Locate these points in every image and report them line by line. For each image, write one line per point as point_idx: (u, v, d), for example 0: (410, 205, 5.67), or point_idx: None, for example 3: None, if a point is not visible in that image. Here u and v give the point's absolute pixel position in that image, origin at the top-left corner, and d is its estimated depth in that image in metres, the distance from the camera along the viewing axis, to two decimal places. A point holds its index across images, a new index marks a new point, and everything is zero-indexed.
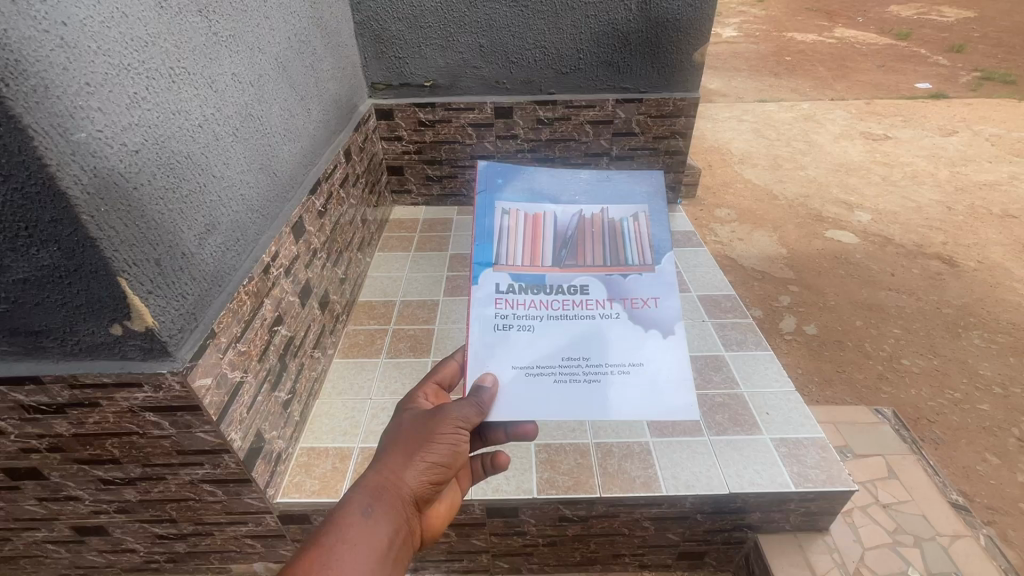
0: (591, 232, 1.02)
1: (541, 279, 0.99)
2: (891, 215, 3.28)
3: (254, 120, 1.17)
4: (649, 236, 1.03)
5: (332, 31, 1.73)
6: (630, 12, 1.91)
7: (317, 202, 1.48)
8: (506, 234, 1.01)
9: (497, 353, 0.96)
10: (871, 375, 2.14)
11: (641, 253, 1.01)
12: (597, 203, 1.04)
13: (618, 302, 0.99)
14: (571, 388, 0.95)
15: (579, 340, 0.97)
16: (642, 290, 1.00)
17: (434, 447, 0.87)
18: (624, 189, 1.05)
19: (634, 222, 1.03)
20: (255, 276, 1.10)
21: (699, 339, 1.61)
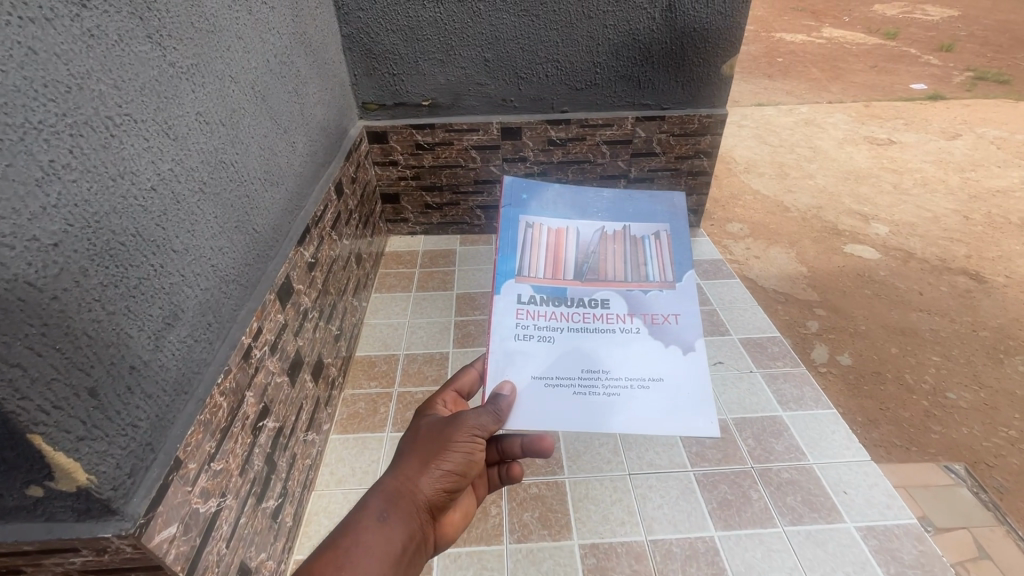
0: (613, 250, 0.91)
1: (561, 293, 0.88)
2: (909, 226, 3.14)
3: (228, 167, 0.95)
4: (675, 256, 0.91)
5: (318, 47, 1.50)
6: (654, 21, 1.70)
7: (306, 253, 1.25)
8: (527, 247, 0.90)
9: (513, 361, 0.84)
10: (918, 412, 1.97)
11: (663, 270, 0.90)
12: (619, 218, 0.93)
13: (642, 316, 0.86)
14: (587, 403, 0.82)
15: (601, 349, 0.85)
16: (666, 305, 0.88)
17: (449, 455, 0.82)
18: (649, 205, 0.95)
19: (657, 240, 0.92)
20: (232, 369, 0.87)
21: (750, 396, 1.41)
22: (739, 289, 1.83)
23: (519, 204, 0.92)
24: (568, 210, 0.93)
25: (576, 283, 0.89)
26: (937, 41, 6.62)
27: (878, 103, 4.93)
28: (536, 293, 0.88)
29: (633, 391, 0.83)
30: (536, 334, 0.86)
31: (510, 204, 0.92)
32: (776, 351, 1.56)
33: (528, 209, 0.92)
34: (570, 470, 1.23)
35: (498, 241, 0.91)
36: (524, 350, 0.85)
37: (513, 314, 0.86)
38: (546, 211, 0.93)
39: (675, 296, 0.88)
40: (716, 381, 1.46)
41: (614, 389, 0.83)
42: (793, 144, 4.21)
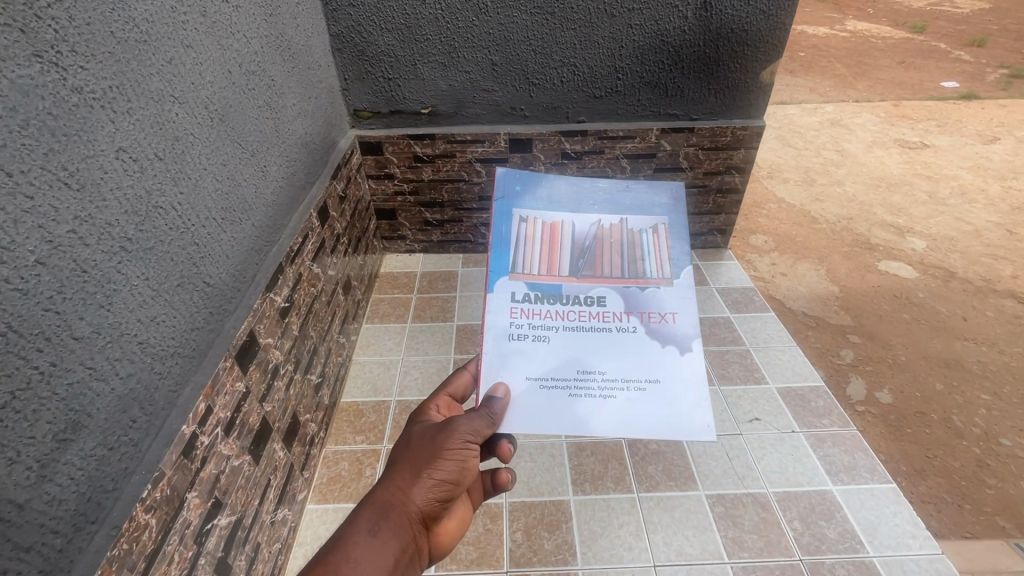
0: (611, 242, 0.86)
1: (557, 290, 0.83)
2: (948, 241, 2.90)
3: (170, 210, 0.76)
4: (673, 251, 0.87)
5: (299, 51, 1.30)
6: (686, 20, 1.49)
7: (278, 298, 1.07)
8: (521, 242, 0.86)
9: (508, 359, 0.80)
10: (969, 462, 1.77)
11: (660, 265, 0.86)
12: (616, 209, 0.89)
13: (640, 315, 0.82)
14: (581, 405, 0.79)
15: (597, 347, 0.82)
16: (664, 301, 0.83)
17: (442, 464, 0.78)
18: (647, 195, 0.90)
19: (655, 233, 0.88)
20: (162, 475, 0.69)
21: (794, 465, 1.21)
22: (774, 326, 1.63)
23: (512, 196, 0.88)
24: (563, 201, 0.89)
25: (572, 280, 0.84)
26: (968, 34, 6.18)
27: (909, 101, 4.55)
28: (531, 290, 0.83)
29: (629, 392, 0.79)
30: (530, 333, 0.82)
31: (504, 198, 0.88)
32: (821, 407, 1.36)
33: (523, 203, 0.88)
34: (585, 558, 1.05)
35: (491, 236, 0.86)
36: (519, 351, 0.81)
37: (506, 311, 0.82)
38: (541, 204, 0.89)
39: (675, 292, 0.84)
40: (753, 443, 1.27)
41: (610, 391, 0.79)
42: (819, 146, 3.88)
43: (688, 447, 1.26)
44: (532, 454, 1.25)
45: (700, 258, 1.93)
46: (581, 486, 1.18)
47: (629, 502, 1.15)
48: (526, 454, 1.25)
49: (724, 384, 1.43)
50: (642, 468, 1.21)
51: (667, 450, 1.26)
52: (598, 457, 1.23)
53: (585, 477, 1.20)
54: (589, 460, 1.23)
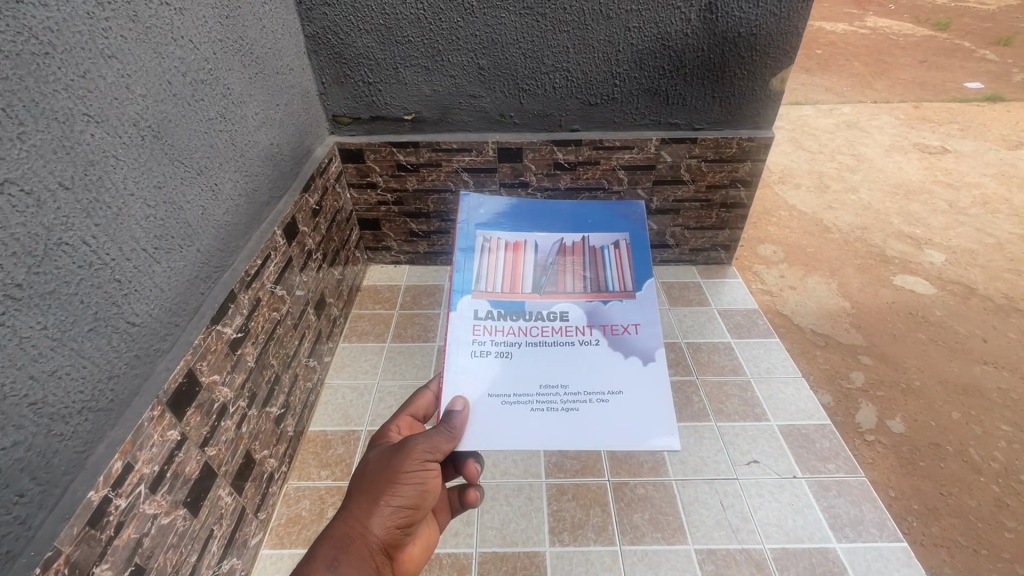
0: (571, 259, 0.88)
1: (519, 306, 0.84)
2: (968, 254, 2.73)
3: (81, 247, 0.68)
4: (635, 267, 0.87)
5: (265, 56, 1.20)
6: (689, 23, 1.36)
7: (229, 329, 0.97)
8: (484, 263, 0.87)
9: (470, 375, 0.79)
10: (985, 501, 1.64)
11: (621, 279, 0.87)
12: (576, 228, 0.91)
13: (602, 327, 0.83)
14: (544, 419, 0.78)
15: (561, 361, 0.81)
16: (626, 314, 0.84)
17: (399, 488, 0.77)
18: (606, 213, 0.92)
19: (615, 249, 0.89)
20: (55, 558, 0.61)
21: (794, 517, 1.11)
22: (778, 354, 1.52)
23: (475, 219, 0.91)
24: (525, 222, 0.92)
25: (534, 297, 0.85)
26: (995, 32, 5.86)
27: (931, 102, 4.31)
28: (493, 307, 0.84)
29: (591, 405, 0.79)
30: (493, 350, 0.81)
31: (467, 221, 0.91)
32: (826, 449, 1.25)
33: (485, 225, 0.90)
34: None
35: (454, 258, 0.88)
36: (481, 367, 0.80)
37: (468, 328, 0.82)
38: (504, 225, 0.91)
39: (636, 305, 0.84)
40: (750, 490, 1.16)
41: (572, 403, 0.79)
42: (835, 149, 3.68)
43: (678, 493, 1.16)
44: (508, 497, 1.15)
45: (702, 275, 1.82)
46: (559, 536, 1.08)
47: (610, 556, 1.05)
48: (502, 496, 1.15)
49: (721, 420, 1.31)
50: (627, 516, 1.11)
51: (656, 495, 1.15)
52: (579, 503, 1.14)
53: (564, 526, 1.10)
54: (569, 505, 1.14)
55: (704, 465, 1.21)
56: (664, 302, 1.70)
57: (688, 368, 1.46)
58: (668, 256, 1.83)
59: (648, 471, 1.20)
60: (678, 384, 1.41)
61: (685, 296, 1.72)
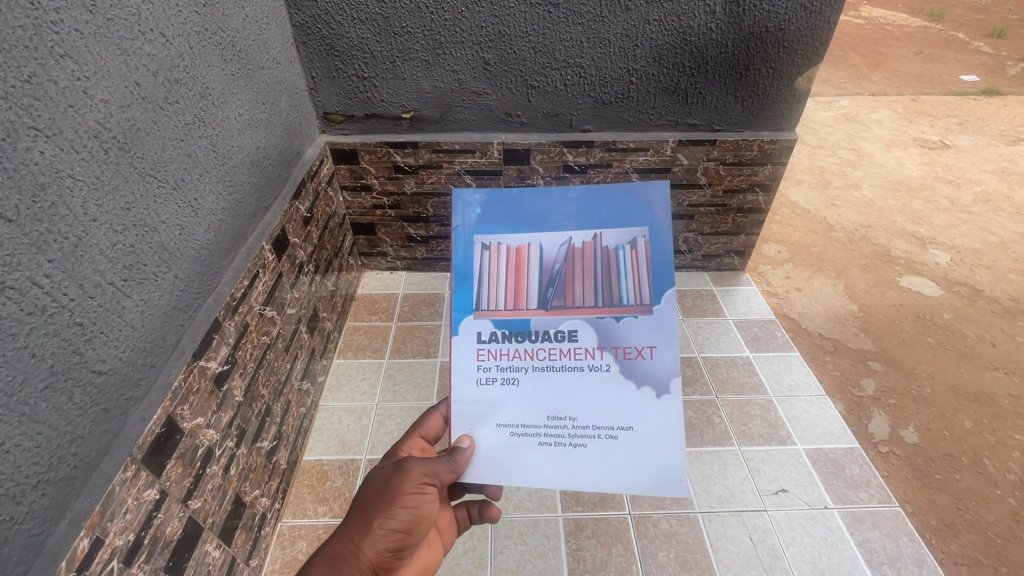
0: (582, 265, 0.68)
1: (523, 326, 0.69)
2: (973, 254, 2.41)
3: (31, 289, 0.56)
4: (657, 271, 0.67)
5: (248, 48, 1.07)
6: (714, 16, 1.26)
7: (213, 364, 0.86)
8: (483, 279, 0.69)
9: (475, 407, 0.69)
10: (1004, 515, 1.38)
11: (638, 287, 0.67)
12: (589, 220, 0.69)
13: (612, 350, 0.68)
14: (552, 457, 0.68)
15: (568, 386, 0.69)
16: (639, 333, 0.68)
17: (395, 509, 0.67)
18: (623, 199, 0.69)
19: (633, 248, 0.67)
20: None
21: (827, 552, 1.04)
22: (798, 368, 1.45)
23: (470, 218, 0.70)
24: (527, 217, 0.69)
25: (540, 312, 0.69)
26: (988, 23, 5.64)
27: (928, 95, 4.09)
28: (498, 328, 0.69)
29: (600, 442, 0.68)
30: (500, 377, 0.69)
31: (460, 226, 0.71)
32: (856, 477, 1.18)
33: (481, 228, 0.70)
34: None
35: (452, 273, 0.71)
36: (488, 398, 0.69)
37: (470, 352, 0.69)
38: (505, 223, 0.70)
39: (650, 322, 0.68)
40: (781, 523, 1.09)
41: (578, 440, 0.68)
42: (835, 145, 3.34)
43: (705, 526, 1.08)
44: (523, 534, 1.07)
45: (715, 282, 1.74)
46: None
47: None
48: (516, 534, 1.07)
49: (745, 444, 1.24)
50: (652, 554, 1.04)
51: (682, 531, 1.08)
52: (600, 539, 1.06)
53: (585, 567, 1.02)
54: (589, 543, 1.05)
55: (729, 495, 1.14)
56: (676, 312, 1.61)
57: (706, 386, 1.38)
58: (680, 262, 1.75)
59: (672, 503, 1.12)
60: (696, 404, 1.33)
61: (699, 306, 1.64)
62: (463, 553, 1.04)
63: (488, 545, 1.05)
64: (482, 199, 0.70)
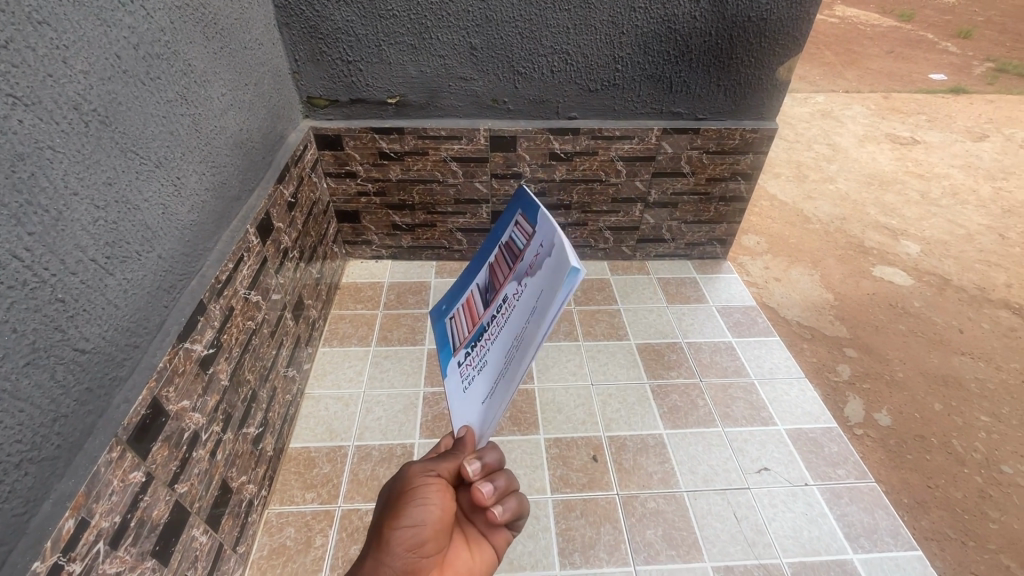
0: (499, 265, 0.72)
1: (480, 331, 0.70)
2: (941, 245, 2.49)
3: (11, 262, 0.55)
4: (529, 215, 0.68)
5: (230, 27, 1.04)
6: (698, 5, 1.28)
7: (199, 346, 0.85)
8: (454, 330, 0.78)
9: (466, 406, 0.67)
10: (971, 492, 1.43)
11: (523, 231, 0.68)
12: (496, 241, 0.77)
13: (520, 274, 0.64)
14: (507, 377, 0.58)
15: (510, 323, 0.62)
16: (532, 243, 0.64)
17: (406, 508, 0.62)
18: (505, 211, 0.76)
19: (518, 221, 0.71)
20: None
21: (807, 526, 1.08)
22: (778, 353, 1.49)
23: (438, 313, 0.86)
24: (467, 280, 0.83)
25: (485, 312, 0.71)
26: (955, 24, 5.81)
27: (899, 93, 4.20)
28: (467, 347, 0.73)
29: (522, 332, 0.57)
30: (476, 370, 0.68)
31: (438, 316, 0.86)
32: (834, 454, 1.22)
33: (446, 308, 0.84)
34: None
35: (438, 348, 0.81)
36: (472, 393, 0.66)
37: (457, 377, 0.71)
38: (457, 294, 0.84)
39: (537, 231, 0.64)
40: (763, 500, 1.12)
41: (513, 347, 0.59)
42: (811, 140, 3.41)
43: (691, 504, 1.11)
44: None
45: (698, 270, 1.77)
46: (570, 557, 1.02)
47: None
48: None
49: (728, 425, 1.27)
50: (640, 533, 1.06)
51: (669, 509, 1.10)
52: (589, 519, 1.07)
53: (575, 547, 1.03)
54: (579, 523, 1.07)
55: (714, 474, 1.16)
56: (661, 299, 1.64)
57: (690, 370, 1.40)
58: (664, 250, 1.77)
59: (658, 482, 1.14)
60: (681, 387, 1.36)
61: (682, 293, 1.66)
62: None
63: None
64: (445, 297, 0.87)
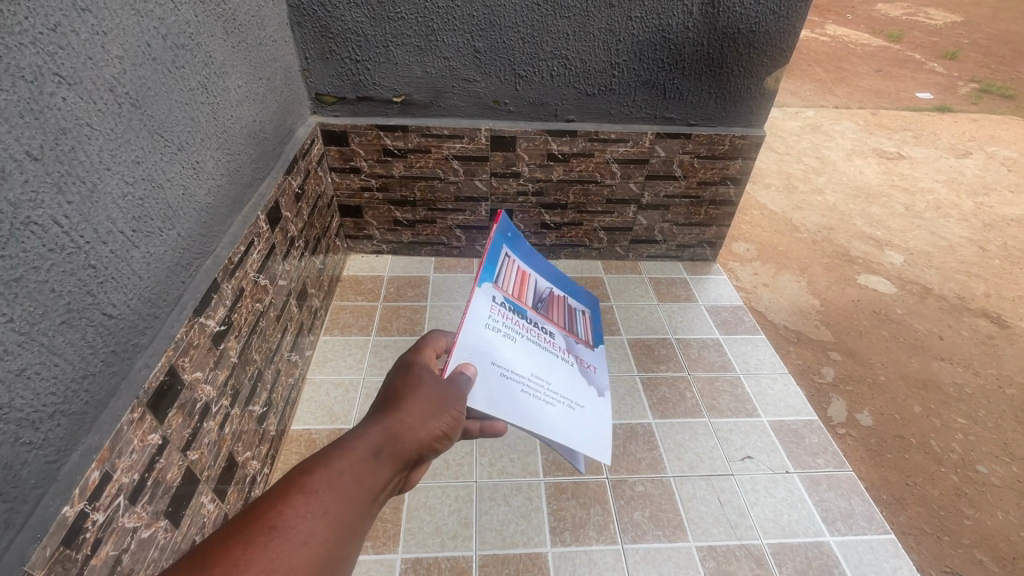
0: (556, 305, 0.98)
1: (522, 311, 0.87)
2: (924, 256, 2.56)
3: (51, 227, 0.59)
4: (596, 332, 1.03)
5: (247, 23, 1.10)
6: (691, 16, 1.35)
7: (212, 322, 0.89)
8: (502, 269, 0.88)
9: (483, 344, 0.75)
10: (948, 490, 1.46)
11: (587, 332, 1.01)
12: (562, 287, 1.03)
13: (574, 356, 0.92)
14: (532, 404, 0.76)
15: (548, 366, 0.84)
16: (588, 356, 0.96)
17: (450, 410, 0.64)
18: (578, 288, 1.08)
19: (584, 314, 1.04)
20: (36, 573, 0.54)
21: (787, 511, 1.13)
22: (764, 350, 1.54)
23: (501, 231, 0.91)
24: (532, 256, 0.98)
25: (533, 309, 0.90)
26: (942, 46, 5.98)
27: (887, 110, 4.31)
28: (505, 301, 0.84)
29: (563, 405, 0.81)
30: (501, 329, 0.80)
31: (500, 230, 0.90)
32: (815, 444, 1.28)
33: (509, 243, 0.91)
34: None
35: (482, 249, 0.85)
36: (490, 338, 0.77)
37: (488, 304, 0.80)
38: (517, 248, 0.94)
39: (593, 355, 0.98)
40: (745, 485, 1.17)
41: (552, 398, 0.80)
42: (801, 152, 3.49)
43: (676, 489, 1.15)
44: (506, 496, 1.12)
45: (688, 271, 1.83)
46: (560, 536, 1.06)
47: (612, 555, 1.04)
48: (500, 496, 1.12)
49: (714, 416, 1.32)
50: (628, 514, 1.10)
51: (656, 492, 1.15)
52: (579, 501, 1.12)
53: (565, 526, 1.07)
54: (569, 504, 1.11)
55: (699, 461, 1.21)
56: (652, 297, 1.69)
57: (679, 364, 1.46)
58: (656, 252, 1.83)
59: (645, 468, 1.19)
60: (670, 380, 1.41)
61: (673, 292, 1.72)
62: (449, 514, 1.09)
63: (473, 507, 1.10)
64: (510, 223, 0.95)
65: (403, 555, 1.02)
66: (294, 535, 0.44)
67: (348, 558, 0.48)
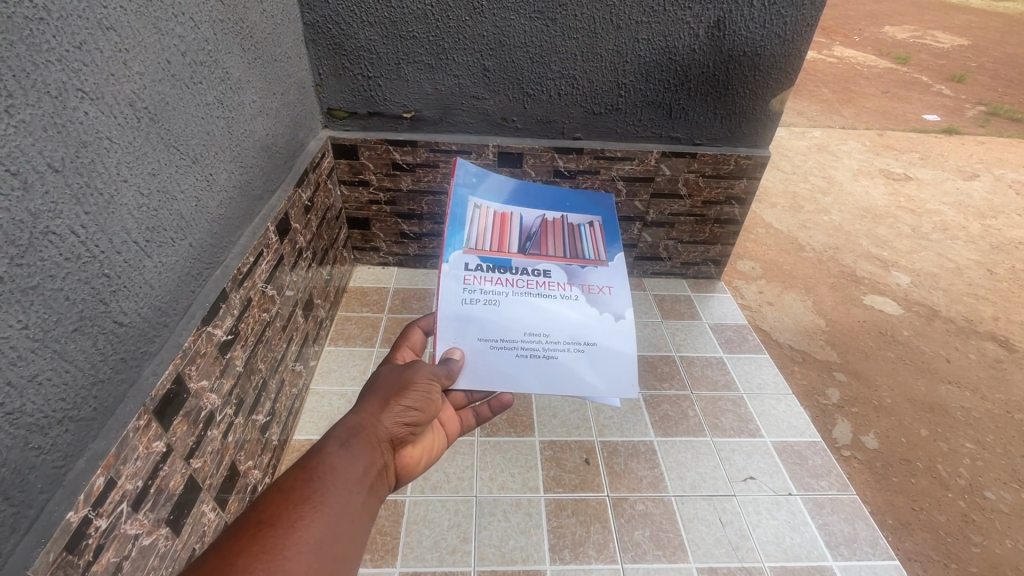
0: (552, 235, 0.90)
1: (504, 266, 0.85)
2: (931, 277, 2.55)
3: (70, 237, 0.61)
4: (609, 240, 0.90)
5: (264, 40, 1.13)
6: (698, 39, 1.37)
7: (219, 331, 0.90)
8: (471, 226, 0.87)
9: (462, 321, 0.81)
10: (956, 517, 1.44)
11: (596, 247, 0.89)
12: (559, 207, 0.93)
13: (579, 285, 0.86)
14: (526, 366, 0.80)
15: (545, 316, 0.83)
16: (600, 276, 0.87)
17: (410, 393, 0.72)
18: (582, 197, 0.95)
19: (594, 226, 0.91)
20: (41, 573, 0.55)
21: (790, 535, 1.12)
22: (767, 370, 1.54)
23: (463, 181, 0.90)
24: (510, 195, 0.93)
25: (519, 254, 0.87)
26: (948, 68, 6.01)
27: (894, 131, 4.31)
28: (481, 261, 0.85)
29: (568, 354, 0.81)
30: (481, 298, 0.82)
31: (461, 184, 0.90)
32: (819, 466, 1.27)
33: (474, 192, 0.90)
34: None
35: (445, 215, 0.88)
36: (470, 313, 0.81)
37: (460, 276, 0.83)
38: (487, 193, 0.91)
39: (610, 271, 0.87)
40: (748, 507, 1.16)
41: (552, 351, 0.81)
42: (808, 172, 3.49)
43: (678, 508, 1.15)
44: (507, 512, 1.12)
45: (693, 289, 1.84)
46: (559, 554, 1.05)
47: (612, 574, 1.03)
48: (500, 512, 1.12)
49: (717, 435, 1.31)
50: (628, 533, 1.09)
51: (656, 512, 1.14)
52: (580, 518, 1.11)
53: (565, 543, 1.07)
54: (569, 521, 1.11)
55: (701, 480, 1.21)
56: (656, 314, 1.70)
57: (682, 382, 1.45)
58: (660, 269, 1.84)
59: (647, 486, 1.19)
60: (673, 398, 1.40)
61: (676, 310, 1.73)
62: (448, 528, 1.08)
63: (473, 522, 1.09)
64: (472, 167, 0.92)
65: (401, 569, 1.01)
66: (287, 523, 0.54)
67: (339, 531, 0.57)
